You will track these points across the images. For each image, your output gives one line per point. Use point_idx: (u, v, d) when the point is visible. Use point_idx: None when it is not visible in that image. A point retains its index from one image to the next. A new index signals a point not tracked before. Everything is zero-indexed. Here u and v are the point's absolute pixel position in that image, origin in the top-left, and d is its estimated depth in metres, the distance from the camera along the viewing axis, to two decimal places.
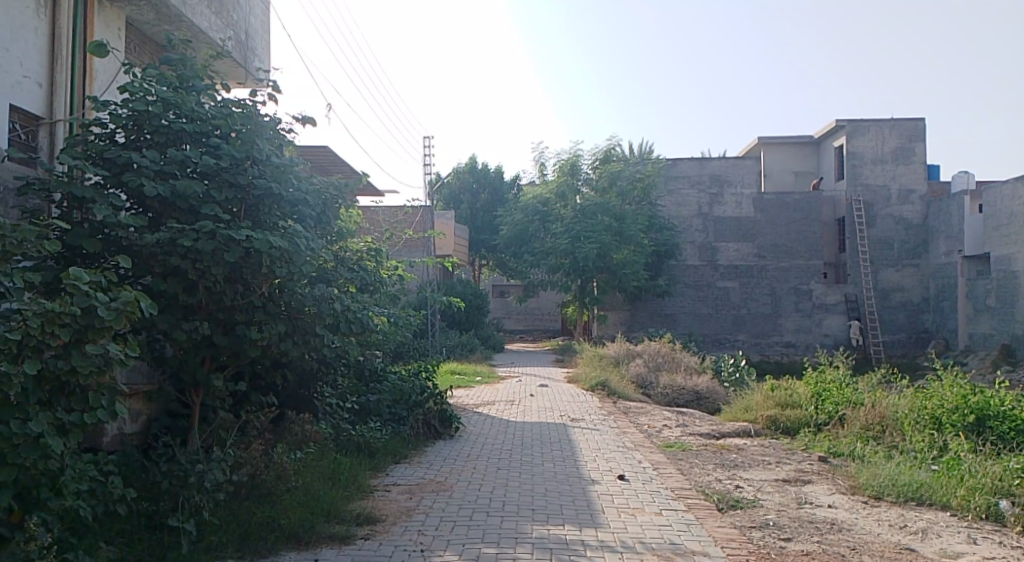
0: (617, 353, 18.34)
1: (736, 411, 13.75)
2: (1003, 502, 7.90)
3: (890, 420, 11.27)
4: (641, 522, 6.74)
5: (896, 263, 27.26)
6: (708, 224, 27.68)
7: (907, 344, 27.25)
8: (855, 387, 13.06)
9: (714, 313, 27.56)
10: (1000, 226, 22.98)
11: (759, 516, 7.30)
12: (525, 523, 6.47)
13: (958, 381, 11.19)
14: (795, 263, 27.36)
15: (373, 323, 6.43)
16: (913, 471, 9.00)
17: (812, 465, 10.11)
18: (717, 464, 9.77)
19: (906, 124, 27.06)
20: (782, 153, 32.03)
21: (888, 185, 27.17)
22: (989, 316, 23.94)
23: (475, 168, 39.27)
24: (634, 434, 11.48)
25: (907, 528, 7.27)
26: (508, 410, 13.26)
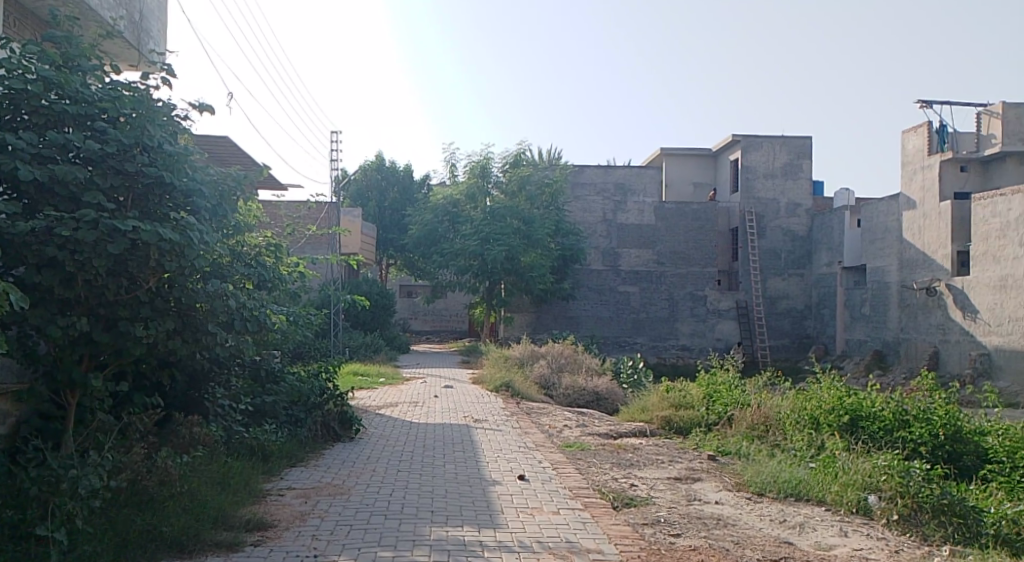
0: (521, 354, 18.62)
1: (633, 412, 14.20)
2: (872, 497, 8.49)
3: (773, 420, 11.88)
4: (538, 521, 6.95)
5: (782, 272, 28.48)
6: (611, 231, 28.34)
7: (789, 349, 28.49)
8: (744, 388, 13.69)
9: (615, 316, 28.21)
10: (877, 239, 24.32)
11: (651, 513, 7.64)
12: (424, 525, 6.60)
13: (835, 383, 11.82)
14: (693, 269, 28.31)
15: (272, 322, 6.56)
16: (793, 468, 9.56)
17: (702, 463, 10.59)
18: (614, 463, 10.11)
19: (795, 141, 28.37)
20: (683, 164, 32.99)
21: (778, 198, 28.40)
22: (863, 324, 25.21)
23: (383, 165, 38.94)
24: (535, 434, 11.71)
25: (787, 522, 7.74)
26: (410, 412, 13.33)
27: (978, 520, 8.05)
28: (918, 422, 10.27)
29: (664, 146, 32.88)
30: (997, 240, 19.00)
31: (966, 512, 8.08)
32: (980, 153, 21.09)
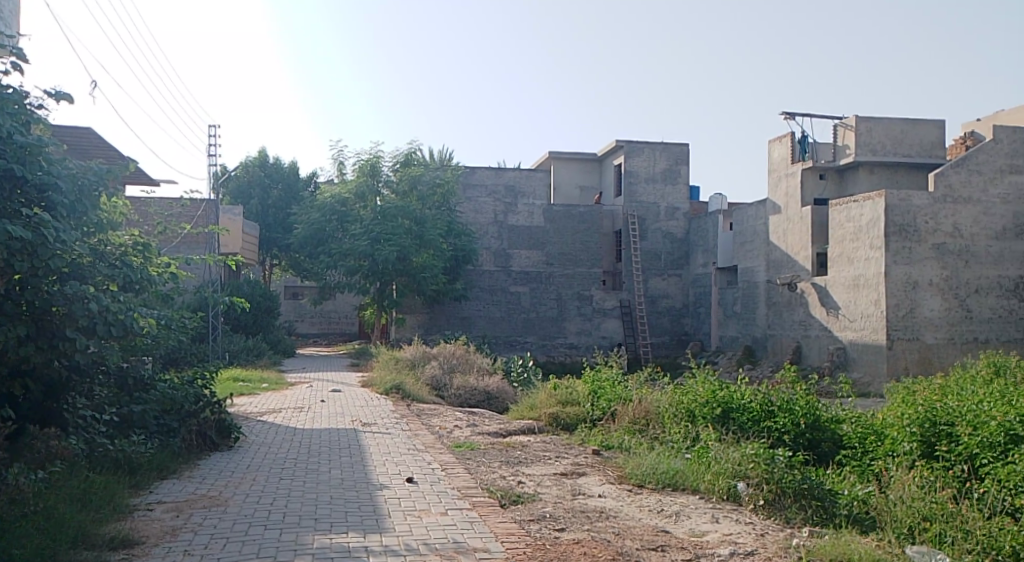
0: (413, 355, 18.63)
1: (522, 409, 14.49)
2: (740, 484, 8.90)
3: (653, 413, 12.33)
4: (426, 523, 7.04)
5: (662, 272, 29.47)
6: (502, 232, 28.71)
7: (669, 346, 29.50)
8: (626, 384, 14.18)
9: (506, 317, 28.58)
10: (747, 242, 25.55)
11: (536, 509, 7.81)
12: (307, 533, 6.59)
13: (710, 377, 12.28)
14: (581, 270, 29.02)
15: (138, 326, 6.41)
16: (670, 459, 9.97)
17: (587, 458, 10.90)
18: (502, 462, 10.29)
19: (674, 147, 29.42)
20: (570, 167, 33.61)
21: (658, 202, 29.39)
22: (735, 321, 26.37)
23: (266, 161, 38.08)
24: (424, 436, 11.80)
25: (664, 512, 8.11)
26: (295, 417, 13.21)
27: (833, 502, 8.35)
28: (781, 412, 10.72)
29: (552, 149, 33.47)
30: (851, 242, 20.30)
31: (824, 495, 8.43)
32: (836, 163, 22.35)
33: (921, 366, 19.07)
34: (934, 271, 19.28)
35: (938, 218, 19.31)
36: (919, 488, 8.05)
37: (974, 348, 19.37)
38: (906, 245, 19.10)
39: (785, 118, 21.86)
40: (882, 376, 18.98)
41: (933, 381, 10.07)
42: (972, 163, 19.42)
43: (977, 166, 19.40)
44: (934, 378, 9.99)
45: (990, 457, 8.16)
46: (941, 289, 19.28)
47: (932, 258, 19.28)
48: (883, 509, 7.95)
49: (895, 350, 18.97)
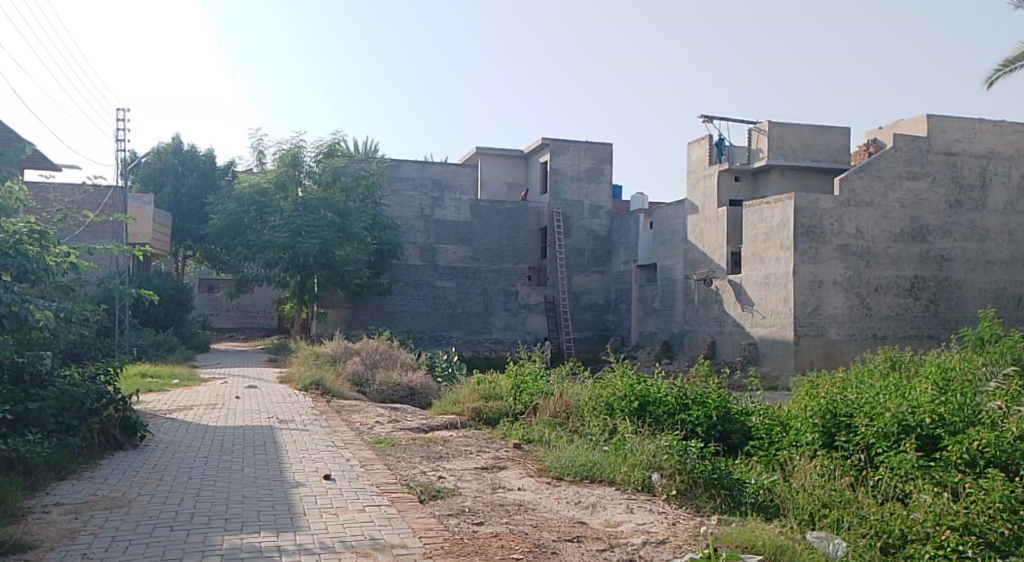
0: (334, 350, 18.47)
1: (445, 405, 14.54)
2: (655, 475, 8.64)
3: (573, 407, 12.36)
4: (342, 521, 6.87)
5: (585, 269, 29.92)
6: (429, 227, 28.63)
7: (592, 341, 29.97)
8: (548, 377, 14.37)
9: (431, 312, 28.53)
10: (666, 241, 26.15)
11: (456, 503, 7.61)
12: (216, 534, 6.48)
13: (629, 371, 12.35)
14: (506, 266, 29.27)
15: (32, 317, 6.97)
16: (588, 451, 9.66)
17: (508, 452, 10.88)
18: (424, 457, 10.10)
19: (599, 147, 29.88)
20: (497, 164, 33.74)
21: (582, 200, 29.83)
22: (654, 317, 26.93)
23: (179, 148, 37.06)
24: (345, 432, 11.75)
25: (581, 503, 7.79)
26: (208, 414, 12.98)
27: (740, 491, 8.35)
28: (696, 405, 10.94)
29: (479, 145, 33.53)
30: (763, 242, 21.01)
31: (732, 484, 8.41)
32: (750, 167, 22.92)
33: (825, 360, 19.92)
34: (838, 271, 20.13)
35: (842, 220, 20.16)
36: (820, 477, 8.36)
37: (873, 343, 20.34)
38: (813, 246, 19.89)
39: (704, 122, 22.38)
40: (789, 370, 19.74)
41: (835, 375, 10.56)
42: (874, 169, 20.29)
43: (879, 172, 20.30)
44: (835, 372, 10.47)
45: (884, 447, 8.57)
46: (845, 288, 20.15)
47: (837, 259, 20.13)
48: (786, 497, 8.17)
49: (802, 345, 19.75)
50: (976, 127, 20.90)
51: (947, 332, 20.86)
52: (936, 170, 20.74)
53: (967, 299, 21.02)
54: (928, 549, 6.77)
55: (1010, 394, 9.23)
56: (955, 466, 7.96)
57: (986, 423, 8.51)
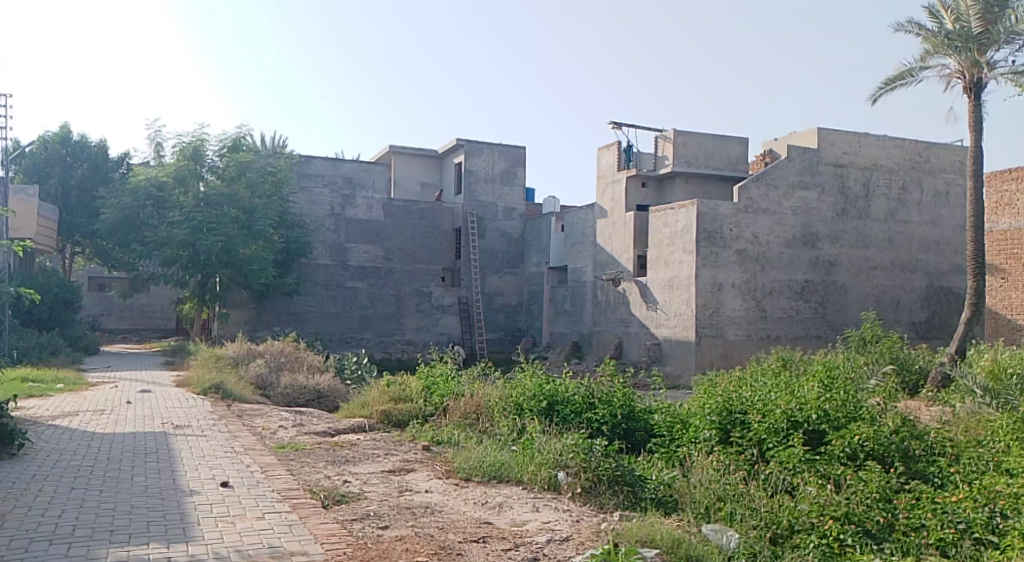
0: (236, 353, 18.09)
1: (354, 408, 14.28)
2: (561, 473, 8.81)
3: (485, 408, 12.12)
4: (240, 530, 6.70)
5: (498, 271, 30.18)
6: (340, 225, 28.35)
7: (505, 342, 30.25)
8: (459, 379, 14.21)
9: (342, 312, 28.20)
10: (577, 244, 26.62)
11: (361, 508, 7.48)
12: (101, 547, 6.31)
13: (539, 372, 12.49)
14: (418, 266, 29.27)
15: None
16: (496, 451, 9.76)
17: (417, 455, 10.53)
18: (329, 461, 9.82)
19: (511, 150, 30.32)
20: (410, 163, 33.69)
21: (496, 202, 30.12)
22: (564, 318, 27.36)
23: (69, 139, 35.61)
24: (245, 438, 11.51)
25: (488, 504, 7.87)
26: (96, 421, 12.60)
27: (643, 487, 8.50)
28: (602, 404, 11.25)
29: (393, 144, 33.42)
30: (668, 246, 21.68)
31: (635, 479, 8.58)
32: (656, 173, 23.62)
33: (724, 360, 20.69)
34: (737, 275, 20.93)
35: (741, 226, 20.97)
36: (715, 471, 8.66)
37: (769, 344, 21.24)
38: (714, 250, 20.66)
39: (612, 128, 22.93)
40: (690, 369, 20.44)
41: (732, 373, 11.05)
42: (770, 177, 21.22)
43: (774, 181, 21.25)
44: (732, 370, 10.97)
45: (774, 441, 9.00)
46: (743, 291, 20.98)
47: (735, 263, 20.93)
48: (684, 491, 8.37)
49: (703, 346, 20.48)
50: (863, 139, 22.09)
51: (834, 334, 21.94)
52: (825, 181, 21.76)
53: (853, 302, 22.14)
54: (813, 538, 7.17)
55: (888, 391, 9.94)
56: (838, 459, 8.44)
57: (866, 419, 9.09)
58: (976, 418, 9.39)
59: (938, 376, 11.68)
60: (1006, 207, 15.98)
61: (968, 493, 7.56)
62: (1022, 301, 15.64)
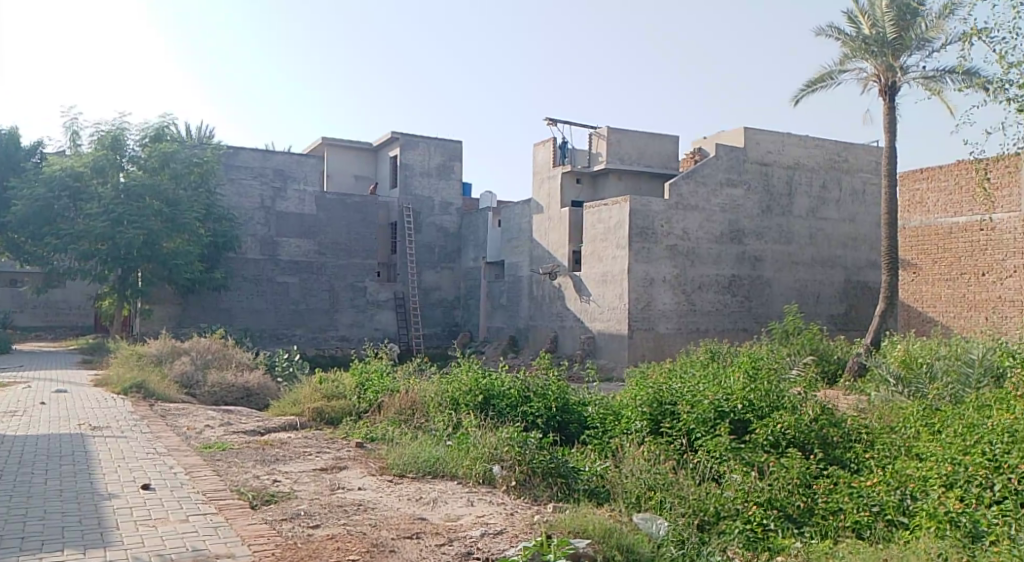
0: (159, 351, 17.64)
1: (284, 406, 13.93)
2: (496, 467, 8.95)
3: (419, 403, 12.15)
4: (160, 533, 6.50)
5: (434, 265, 30.18)
6: (270, 219, 27.87)
7: (441, 337, 30.29)
8: (394, 375, 14.22)
9: (272, 308, 27.72)
10: (513, 239, 26.81)
11: (291, 507, 7.47)
12: (9, 557, 5.96)
13: (475, 366, 12.62)
14: (353, 261, 29.06)
15: None
16: (431, 447, 9.82)
17: (350, 452, 10.58)
18: (258, 460, 9.73)
19: (447, 144, 30.46)
20: (343, 156, 33.32)
21: (432, 197, 30.16)
22: (501, 313, 27.59)
23: None
24: (169, 439, 11.04)
25: (422, 500, 7.97)
26: (8, 424, 12.15)
27: (576, 478, 8.74)
28: (537, 397, 11.43)
29: (326, 136, 33.00)
30: (601, 241, 22.01)
31: (568, 472, 8.77)
32: (590, 169, 23.96)
33: (655, 353, 21.14)
34: (668, 270, 21.41)
35: (671, 222, 21.45)
36: (646, 461, 8.85)
37: (698, 337, 21.81)
38: (646, 245, 21.08)
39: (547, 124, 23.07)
40: (623, 362, 20.85)
41: (663, 366, 11.36)
42: (699, 175, 21.75)
43: (703, 179, 21.78)
44: (663, 363, 11.29)
45: (702, 432, 9.31)
46: (674, 285, 21.48)
47: (666, 258, 21.40)
48: (615, 481, 8.56)
49: (635, 339, 20.88)
50: (787, 139, 22.85)
51: (759, 326, 22.66)
52: (751, 179, 22.43)
53: (777, 296, 22.88)
54: (738, 523, 7.50)
55: (809, 381, 10.39)
56: (762, 447, 8.78)
57: (787, 408, 9.50)
58: (888, 405, 9.90)
59: (855, 367, 12.20)
60: (917, 205, 16.73)
61: (882, 476, 7.94)
62: (932, 294, 16.42)
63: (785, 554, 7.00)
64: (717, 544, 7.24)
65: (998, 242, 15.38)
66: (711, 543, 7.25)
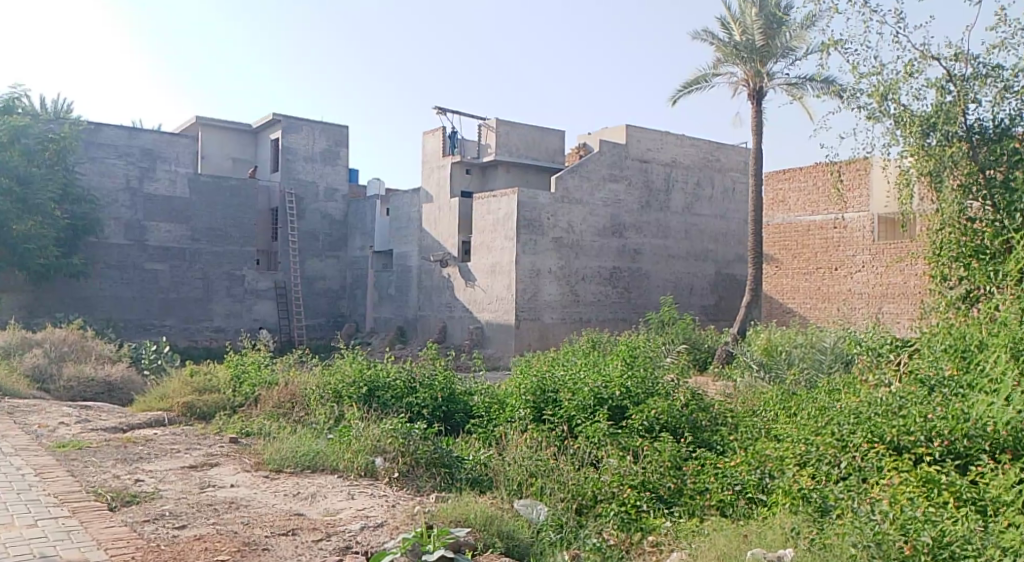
0: (8, 341, 16.46)
1: (150, 401, 13.43)
2: (378, 459, 9.14)
3: (299, 396, 12.23)
4: (8, 539, 6.35)
5: (318, 254, 29.54)
6: (136, 201, 25.89)
7: (324, 328, 29.61)
8: (272, 367, 14.09)
9: (138, 297, 25.80)
10: (401, 228, 26.73)
11: (155, 508, 7.42)
12: None
13: (359, 358, 12.65)
14: (230, 248, 27.55)
15: None
16: (311, 441, 9.89)
17: (222, 447, 10.52)
18: (118, 460, 9.53)
19: (334, 129, 29.81)
20: (219, 138, 31.46)
21: (316, 182, 29.50)
22: (388, 303, 27.51)
23: None
24: (16, 438, 10.61)
25: (300, 495, 8.09)
26: None
27: (460, 467, 9.03)
28: (423, 388, 11.62)
29: (199, 116, 30.83)
30: (490, 232, 22.33)
31: (451, 462, 9.04)
32: (479, 160, 24.20)
33: (540, 342, 21.70)
34: (553, 261, 21.93)
35: (557, 215, 21.96)
36: (528, 448, 9.21)
37: (581, 327, 22.51)
38: (532, 237, 21.52)
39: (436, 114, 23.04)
40: (510, 352, 21.28)
41: (547, 354, 11.75)
42: (583, 170, 22.31)
43: (587, 173, 22.39)
44: (546, 352, 11.69)
45: (582, 418, 9.72)
46: (559, 276, 22.04)
47: (552, 250, 21.90)
48: (498, 469, 8.88)
49: (522, 329, 21.37)
50: (666, 137, 23.74)
51: (639, 316, 23.53)
52: (632, 174, 23.24)
53: (655, 288, 23.84)
54: (613, 506, 7.92)
55: (681, 368, 11.00)
56: (637, 432, 9.27)
57: (661, 394, 10.02)
58: (752, 391, 10.60)
59: (723, 355, 12.92)
60: (779, 203, 17.73)
61: (744, 457, 8.50)
62: (793, 287, 17.50)
63: (656, 533, 7.47)
64: (593, 527, 7.66)
65: (849, 239, 16.55)
66: (587, 526, 7.65)
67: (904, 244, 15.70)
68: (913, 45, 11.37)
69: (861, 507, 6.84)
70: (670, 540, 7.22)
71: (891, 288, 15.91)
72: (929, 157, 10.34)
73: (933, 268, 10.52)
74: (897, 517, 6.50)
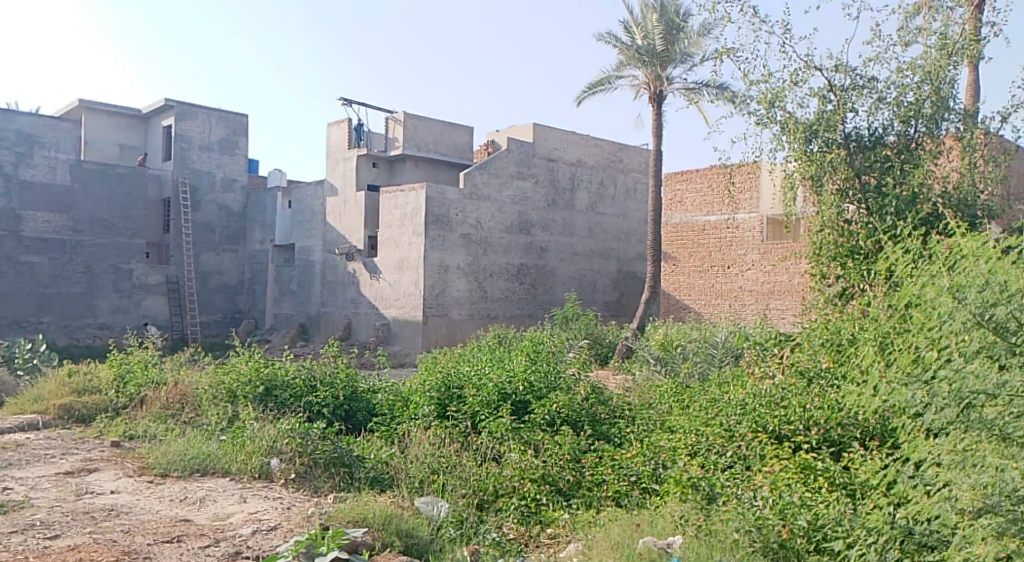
0: None
1: (23, 403, 12.99)
2: (274, 461, 9.22)
3: (190, 395, 12.08)
4: None
5: (215, 247, 28.68)
6: (11, 188, 24.53)
7: (219, 325, 28.74)
8: (160, 366, 13.80)
9: (12, 292, 24.29)
10: (304, 221, 26.36)
11: (26, 518, 7.32)
12: None
13: (254, 356, 12.53)
14: (117, 239, 26.44)
15: None
16: (202, 444, 9.86)
17: (103, 452, 10.35)
18: None
19: (232, 117, 29.26)
20: (105, 123, 29.98)
21: (213, 171, 28.78)
22: (289, 299, 26.78)
23: None
24: None
25: (187, 500, 8.09)
26: None
27: (360, 466, 9.16)
28: (322, 386, 11.66)
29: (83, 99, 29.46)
30: (397, 227, 22.34)
31: (352, 461, 9.18)
32: (387, 154, 24.18)
33: (448, 338, 21.82)
34: (461, 257, 22.11)
35: (465, 211, 22.10)
36: (431, 445, 9.40)
37: (488, 322, 22.77)
38: (440, 233, 21.61)
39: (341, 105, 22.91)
40: (416, 348, 21.33)
41: (453, 351, 11.96)
42: (491, 167, 22.59)
43: (495, 170, 22.64)
44: (452, 348, 11.90)
45: (486, 413, 9.95)
46: (466, 272, 22.25)
47: (459, 246, 22.07)
48: (399, 467, 9.04)
49: (429, 325, 21.43)
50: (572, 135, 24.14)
51: (545, 311, 23.96)
52: (539, 172, 23.64)
53: (559, 283, 24.32)
54: (515, 500, 8.20)
55: (582, 362, 11.37)
56: (539, 426, 9.57)
57: (563, 388, 10.35)
58: (648, 384, 11.03)
59: (623, 350, 13.42)
60: (678, 203, 18.34)
61: (640, 449, 8.88)
62: (690, 284, 18.13)
63: (555, 525, 7.80)
64: (494, 521, 7.92)
65: (741, 238, 17.24)
66: (488, 521, 7.90)
67: (790, 244, 16.46)
68: (798, 55, 11.67)
69: (745, 494, 7.27)
70: (569, 532, 7.56)
71: (777, 285, 16.65)
72: (811, 162, 10.96)
73: (814, 266, 11.10)
74: (776, 502, 6.97)
